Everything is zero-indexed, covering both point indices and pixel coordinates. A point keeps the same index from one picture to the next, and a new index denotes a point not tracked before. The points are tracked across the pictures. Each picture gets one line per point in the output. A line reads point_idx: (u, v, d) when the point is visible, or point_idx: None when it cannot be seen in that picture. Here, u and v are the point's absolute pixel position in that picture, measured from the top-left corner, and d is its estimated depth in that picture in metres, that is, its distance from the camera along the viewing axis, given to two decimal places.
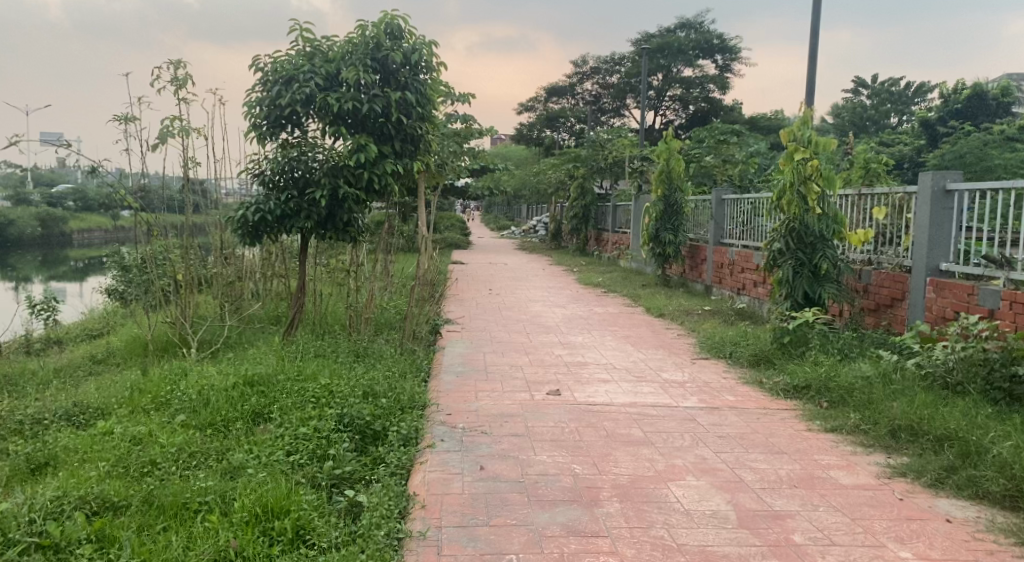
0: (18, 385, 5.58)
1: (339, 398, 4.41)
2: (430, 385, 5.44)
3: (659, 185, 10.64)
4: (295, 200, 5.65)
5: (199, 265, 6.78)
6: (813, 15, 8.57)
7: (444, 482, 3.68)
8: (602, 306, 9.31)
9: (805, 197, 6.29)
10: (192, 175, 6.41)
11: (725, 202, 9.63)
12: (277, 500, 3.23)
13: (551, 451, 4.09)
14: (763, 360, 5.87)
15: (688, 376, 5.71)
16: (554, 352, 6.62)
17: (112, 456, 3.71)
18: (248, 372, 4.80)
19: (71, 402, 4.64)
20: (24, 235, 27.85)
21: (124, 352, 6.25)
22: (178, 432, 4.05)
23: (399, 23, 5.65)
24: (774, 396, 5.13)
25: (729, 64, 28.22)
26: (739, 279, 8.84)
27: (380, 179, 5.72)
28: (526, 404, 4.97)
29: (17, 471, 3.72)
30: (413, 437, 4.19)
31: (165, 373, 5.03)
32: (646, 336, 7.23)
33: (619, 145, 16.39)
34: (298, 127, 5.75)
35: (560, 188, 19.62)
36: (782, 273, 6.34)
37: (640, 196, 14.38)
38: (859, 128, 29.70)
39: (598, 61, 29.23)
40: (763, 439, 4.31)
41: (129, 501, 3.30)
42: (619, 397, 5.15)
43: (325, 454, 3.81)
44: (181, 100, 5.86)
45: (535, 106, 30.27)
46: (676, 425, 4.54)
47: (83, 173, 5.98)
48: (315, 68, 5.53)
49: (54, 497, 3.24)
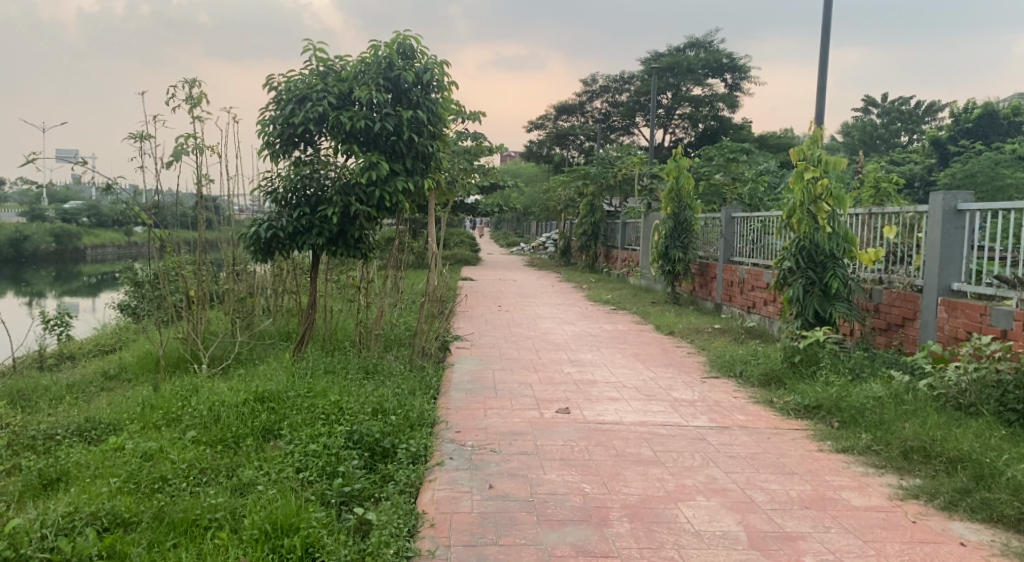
0: (31, 400, 5.62)
1: (349, 415, 4.42)
2: (440, 402, 5.44)
3: (668, 203, 10.66)
4: (307, 217, 5.70)
5: (211, 281, 6.83)
6: (822, 35, 8.60)
7: (454, 500, 3.68)
8: (611, 324, 9.30)
9: (815, 216, 6.28)
10: (205, 192, 6.47)
11: (735, 220, 9.62)
12: (287, 517, 3.25)
13: (560, 470, 4.09)
14: (773, 379, 5.84)
15: (698, 395, 5.70)
16: (563, 369, 6.62)
17: (123, 472, 3.73)
18: (258, 388, 4.82)
19: (84, 417, 4.67)
20: (39, 250, 28.25)
21: (135, 368, 6.28)
22: (188, 448, 4.07)
23: (411, 43, 5.72)
24: (784, 416, 5.10)
25: (739, 82, 28.28)
26: (749, 298, 8.82)
27: (391, 196, 5.75)
28: (535, 422, 4.96)
29: (30, 486, 3.74)
30: (422, 455, 4.19)
31: (176, 389, 5.05)
32: (655, 354, 7.22)
33: (629, 163, 16.43)
34: (310, 145, 5.80)
35: (569, 205, 19.65)
36: (793, 292, 6.32)
37: (649, 214, 14.39)
38: (869, 146, 29.68)
39: (608, 79, 29.20)
40: (774, 459, 4.29)
41: (140, 517, 3.31)
42: (628, 416, 5.14)
43: (334, 471, 3.82)
44: (195, 118, 5.93)
45: (544, 124, 30.38)
46: (686, 445, 4.53)
47: (98, 191, 6.05)
48: (328, 88, 5.60)
49: (66, 513, 3.26)
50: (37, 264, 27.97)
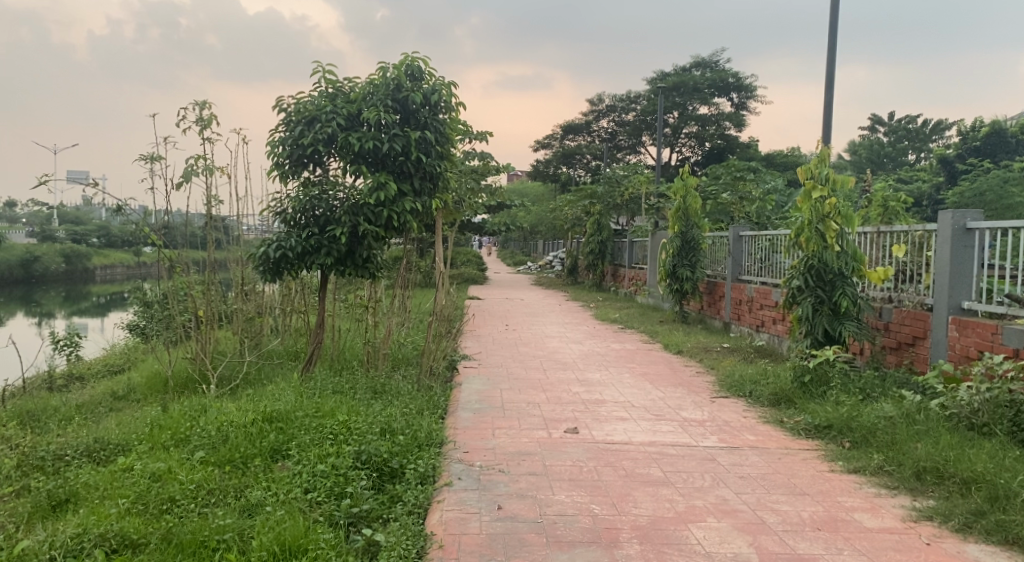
0: (41, 421, 5.64)
1: (357, 435, 4.41)
2: (448, 422, 5.42)
3: (675, 222, 10.67)
4: (315, 238, 5.72)
5: (220, 301, 6.85)
6: (827, 55, 8.63)
7: (462, 521, 3.66)
8: (619, 343, 9.26)
9: (824, 235, 6.26)
10: (215, 213, 6.50)
11: (743, 239, 9.62)
12: (295, 538, 3.25)
13: (569, 491, 4.06)
14: (784, 399, 5.81)
15: (708, 414, 5.65)
16: (571, 389, 6.58)
17: (132, 493, 3.72)
18: (266, 408, 4.80)
19: (92, 437, 4.67)
20: (49, 271, 28.67)
21: (144, 389, 6.30)
22: (197, 469, 4.06)
23: (420, 64, 5.78)
24: (795, 436, 5.07)
25: (745, 102, 28.41)
26: (758, 316, 8.78)
27: (399, 216, 5.77)
28: (543, 442, 4.94)
29: (39, 507, 3.74)
30: (430, 475, 4.18)
31: (184, 410, 5.05)
32: (664, 374, 7.18)
33: (636, 182, 16.38)
34: (319, 166, 5.86)
35: (576, 224, 19.57)
36: (802, 311, 6.29)
37: (656, 233, 14.38)
38: (877, 164, 29.69)
39: (614, 99, 29.39)
40: (785, 480, 4.25)
41: (148, 538, 3.30)
42: (637, 436, 5.11)
43: (342, 492, 3.81)
44: (205, 140, 5.97)
45: (551, 143, 30.46)
46: (696, 466, 4.50)
47: (109, 212, 6.11)
48: (338, 109, 5.64)
49: (74, 534, 3.27)
50: (48, 284, 28.27)
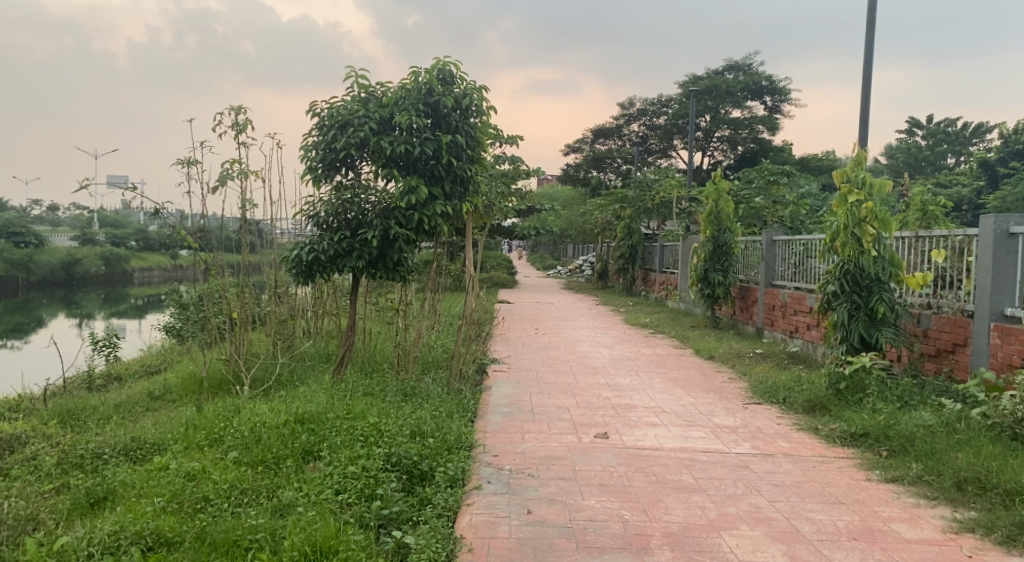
0: (80, 420, 5.75)
1: (387, 437, 4.43)
2: (477, 425, 5.43)
3: (707, 226, 10.56)
4: (347, 241, 5.77)
5: (254, 303, 6.93)
6: (864, 57, 8.49)
7: (492, 525, 3.65)
8: (650, 348, 9.19)
9: (860, 239, 6.15)
10: (249, 217, 6.58)
11: (777, 243, 9.48)
12: (326, 539, 3.27)
13: (600, 496, 4.03)
14: (818, 406, 5.72)
15: (741, 421, 5.58)
16: (601, 394, 6.55)
17: (167, 491, 3.78)
18: (298, 409, 4.85)
19: (129, 437, 4.75)
20: (90, 274, 29.34)
21: (180, 389, 6.39)
22: (230, 469, 4.11)
23: (451, 69, 5.80)
24: (830, 444, 4.98)
25: (779, 105, 28.08)
26: (792, 322, 8.65)
27: (430, 220, 5.80)
28: (573, 447, 4.92)
29: (78, 505, 3.83)
30: (460, 479, 4.17)
31: (218, 410, 5.12)
32: (696, 379, 7.11)
33: (667, 186, 16.24)
34: (352, 170, 5.91)
35: (606, 228, 19.47)
36: (837, 317, 6.19)
37: (688, 237, 14.28)
38: (914, 168, 29.09)
39: (645, 102, 29.24)
40: (820, 489, 4.17)
41: (182, 537, 3.35)
42: (668, 442, 5.06)
43: (372, 493, 3.83)
44: (241, 144, 6.06)
45: (582, 147, 30.35)
46: (728, 473, 4.44)
47: (147, 215, 6.22)
48: (370, 113, 5.68)
49: (111, 531, 3.33)
50: (88, 286, 28.90)
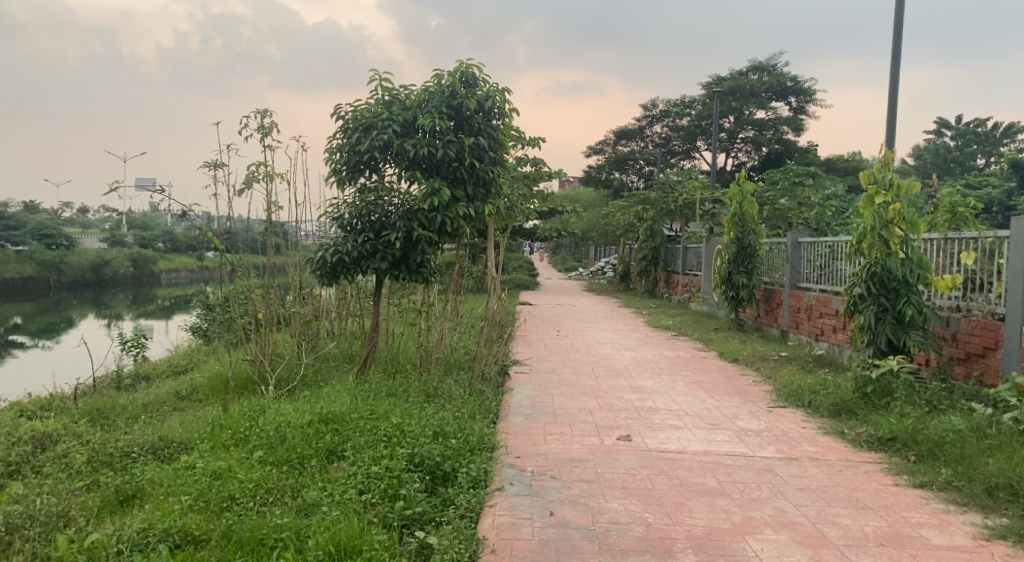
0: (110, 419, 5.84)
1: (410, 438, 4.45)
2: (499, 427, 5.44)
3: (731, 228, 10.48)
4: (371, 242, 5.82)
5: (279, 305, 7.00)
6: (892, 57, 8.39)
7: (514, 526, 3.66)
8: (673, 350, 9.14)
9: (887, 241, 6.07)
10: (274, 219, 6.66)
11: (802, 245, 9.39)
12: (350, 538, 3.30)
13: (623, 499, 4.02)
14: (844, 410, 5.65)
15: (765, 424, 5.54)
16: (624, 396, 6.53)
17: (194, 490, 3.83)
18: (322, 410, 4.89)
19: (157, 436, 4.82)
20: (118, 275, 29.81)
21: (206, 389, 6.47)
22: (255, 469, 4.15)
23: (474, 71, 5.82)
24: (857, 448, 4.92)
25: (804, 106, 27.81)
26: (818, 324, 8.56)
27: (452, 222, 5.81)
28: (596, 449, 4.91)
29: (107, 502, 3.88)
30: (482, 480, 4.18)
31: (244, 410, 5.18)
32: (719, 382, 7.06)
33: (690, 187, 16.15)
34: (375, 172, 5.95)
35: (629, 230, 19.40)
36: (864, 319, 6.11)
37: (712, 238, 14.19)
38: (943, 169, 28.65)
39: (668, 103, 29.12)
40: (846, 493, 4.13)
41: (209, 535, 3.39)
42: (692, 445, 5.03)
43: (396, 494, 3.85)
44: (266, 147, 6.13)
45: (604, 148, 30.28)
46: (753, 476, 4.40)
47: (175, 217, 6.31)
48: (393, 116, 5.72)
49: (140, 528, 3.38)
50: (116, 287, 29.35)
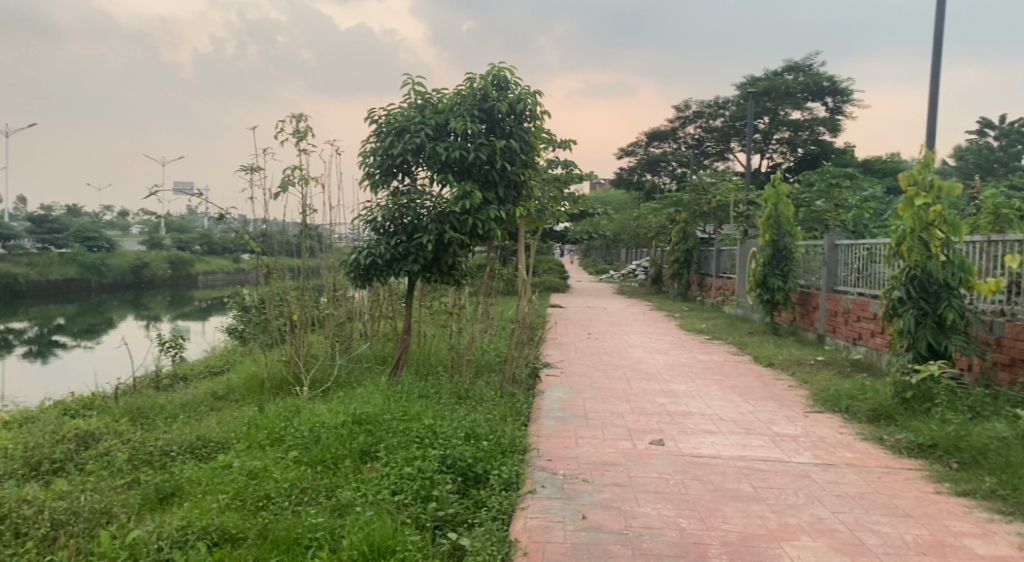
0: (149, 418, 5.95)
1: (443, 439, 4.47)
2: (531, 429, 5.43)
3: (766, 230, 10.35)
4: (403, 245, 5.86)
5: (313, 307, 7.08)
6: (932, 56, 8.23)
7: (547, 529, 3.65)
8: (706, 354, 9.06)
9: (928, 244, 5.95)
10: (309, 222, 6.74)
11: (839, 248, 9.24)
12: (383, 539, 3.32)
13: (656, 503, 3.99)
14: (883, 416, 5.55)
15: (801, 430, 5.45)
16: (656, 400, 6.48)
17: (231, 489, 3.89)
18: (356, 411, 4.93)
19: (195, 435, 4.91)
20: (157, 276, 30.42)
21: (242, 390, 6.56)
22: (291, 468, 4.20)
23: (506, 74, 5.83)
24: (896, 455, 4.82)
25: (841, 106, 27.36)
26: (855, 328, 8.41)
27: (484, 224, 5.82)
28: (628, 453, 4.88)
29: (148, 500, 3.96)
30: (514, 482, 4.18)
31: (279, 411, 5.25)
32: (754, 387, 6.98)
33: (724, 189, 15.99)
34: (408, 175, 5.99)
35: (661, 232, 19.26)
36: (903, 324, 5.99)
37: (746, 241, 14.03)
38: (985, 170, 27.97)
39: (701, 105, 28.87)
40: (886, 501, 4.05)
41: (246, 534, 3.44)
42: (726, 450, 4.98)
43: (428, 495, 3.87)
44: (301, 151, 6.21)
45: (636, 150, 30.13)
46: (789, 482, 4.34)
47: (212, 220, 6.42)
48: (426, 120, 5.76)
49: (179, 526, 3.45)
50: (155, 288, 29.94)
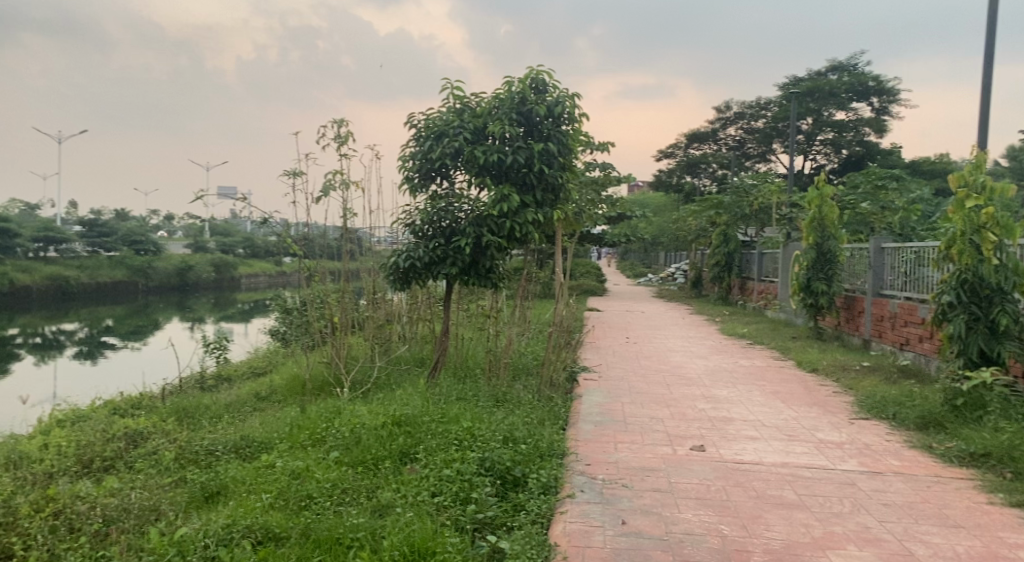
0: (195, 418, 6.08)
1: (481, 442, 4.48)
2: (569, 433, 5.42)
3: (810, 233, 10.17)
4: (441, 248, 5.88)
5: (353, 309, 7.15)
6: (984, 54, 8.01)
7: (586, 534, 3.63)
8: (748, 359, 8.92)
9: (979, 247, 5.79)
10: (350, 225, 6.82)
11: (885, 251, 9.04)
12: (423, 540, 3.34)
13: (697, 509, 3.95)
14: (932, 424, 5.40)
15: (846, 437, 5.34)
16: (697, 405, 6.41)
17: (274, 488, 3.95)
18: (395, 412, 4.97)
19: (239, 435, 5.00)
20: (202, 279, 31.07)
21: (284, 391, 6.66)
22: (332, 469, 4.25)
23: (544, 77, 5.83)
24: (947, 463, 4.70)
25: (887, 106, 26.77)
26: (902, 334, 8.22)
27: (522, 228, 5.82)
28: (668, 458, 4.83)
29: (194, 498, 4.05)
30: (553, 486, 4.17)
31: (321, 412, 5.32)
32: (797, 392, 6.86)
33: (766, 192, 15.77)
34: (446, 179, 6.02)
35: (701, 235, 19.06)
36: (953, 329, 5.83)
37: (788, 244, 13.81)
38: None
39: (742, 106, 28.51)
40: (936, 510, 3.94)
41: (289, 533, 3.49)
42: (768, 457, 4.90)
43: (467, 497, 3.88)
44: (342, 155, 6.29)
45: (675, 152, 29.85)
46: (834, 490, 4.26)
47: (255, 224, 6.53)
48: (464, 123, 5.78)
49: (225, 524, 3.51)
50: (199, 290, 30.59)
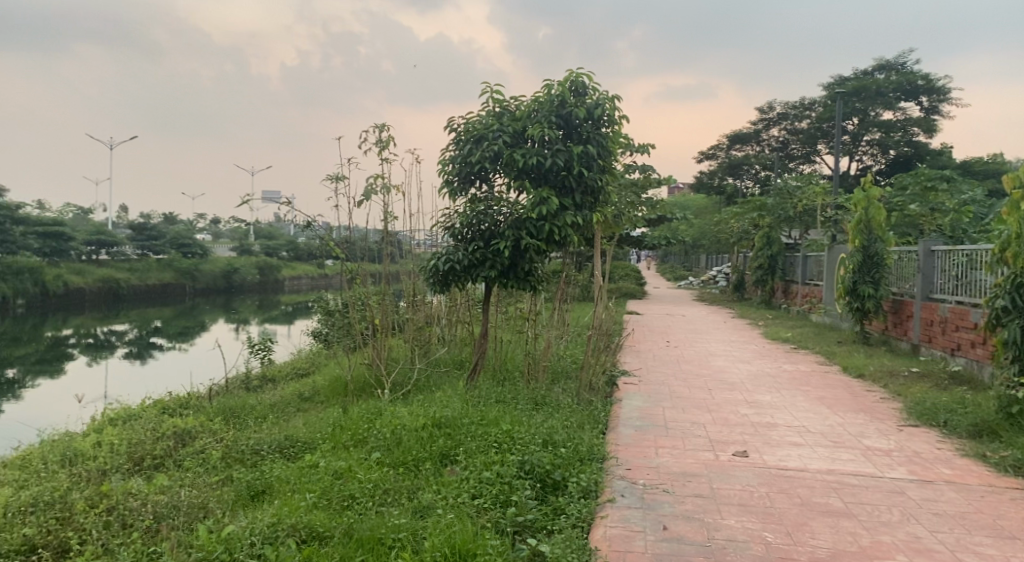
0: (240, 417, 6.20)
1: (521, 445, 4.49)
2: (609, 437, 5.39)
3: (856, 235, 9.96)
4: (481, 251, 5.90)
5: (393, 311, 7.22)
6: None
7: (627, 539, 3.61)
8: (792, 364, 8.76)
9: None
10: (390, 228, 6.88)
11: (935, 254, 8.81)
12: (464, 542, 3.35)
13: (740, 516, 3.89)
14: (986, 432, 5.25)
15: (895, 444, 5.22)
16: (739, 410, 6.32)
17: (318, 488, 4.00)
18: (436, 414, 5.00)
19: (283, 435, 5.08)
20: (246, 281, 31.69)
21: (326, 392, 6.76)
22: (374, 469, 4.30)
23: (584, 80, 5.81)
24: (1001, 473, 4.55)
25: (937, 105, 26.10)
26: (953, 339, 8.00)
27: (561, 231, 5.81)
28: (710, 464, 4.77)
29: (240, 496, 4.12)
30: (592, 490, 4.15)
31: (362, 413, 5.38)
32: (843, 398, 6.72)
33: (810, 194, 15.51)
34: (486, 182, 6.05)
35: (743, 237, 18.81)
36: (1007, 334, 5.65)
37: (834, 247, 13.55)
38: None
39: (786, 106, 28.08)
40: (989, 521, 3.83)
41: (332, 532, 3.54)
42: (813, 463, 4.81)
43: (507, 500, 3.89)
44: (384, 160, 6.36)
45: (717, 153, 29.51)
46: (882, 498, 4.16)
47: (298, 228, 6.64)
48: (504, 127, 5.80)
49: (271, 522, 3.57)
50: (244, 293, 31.19)
